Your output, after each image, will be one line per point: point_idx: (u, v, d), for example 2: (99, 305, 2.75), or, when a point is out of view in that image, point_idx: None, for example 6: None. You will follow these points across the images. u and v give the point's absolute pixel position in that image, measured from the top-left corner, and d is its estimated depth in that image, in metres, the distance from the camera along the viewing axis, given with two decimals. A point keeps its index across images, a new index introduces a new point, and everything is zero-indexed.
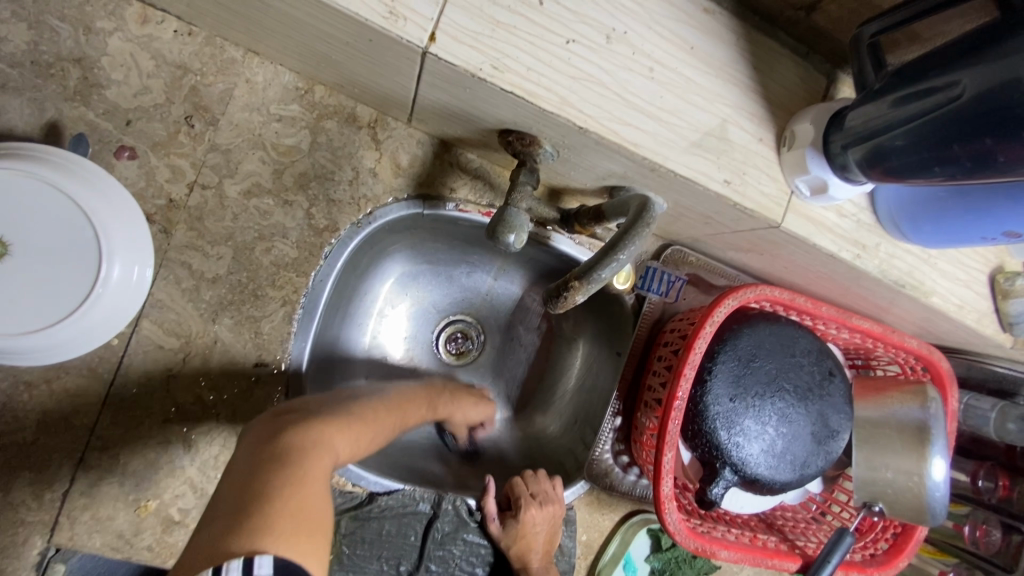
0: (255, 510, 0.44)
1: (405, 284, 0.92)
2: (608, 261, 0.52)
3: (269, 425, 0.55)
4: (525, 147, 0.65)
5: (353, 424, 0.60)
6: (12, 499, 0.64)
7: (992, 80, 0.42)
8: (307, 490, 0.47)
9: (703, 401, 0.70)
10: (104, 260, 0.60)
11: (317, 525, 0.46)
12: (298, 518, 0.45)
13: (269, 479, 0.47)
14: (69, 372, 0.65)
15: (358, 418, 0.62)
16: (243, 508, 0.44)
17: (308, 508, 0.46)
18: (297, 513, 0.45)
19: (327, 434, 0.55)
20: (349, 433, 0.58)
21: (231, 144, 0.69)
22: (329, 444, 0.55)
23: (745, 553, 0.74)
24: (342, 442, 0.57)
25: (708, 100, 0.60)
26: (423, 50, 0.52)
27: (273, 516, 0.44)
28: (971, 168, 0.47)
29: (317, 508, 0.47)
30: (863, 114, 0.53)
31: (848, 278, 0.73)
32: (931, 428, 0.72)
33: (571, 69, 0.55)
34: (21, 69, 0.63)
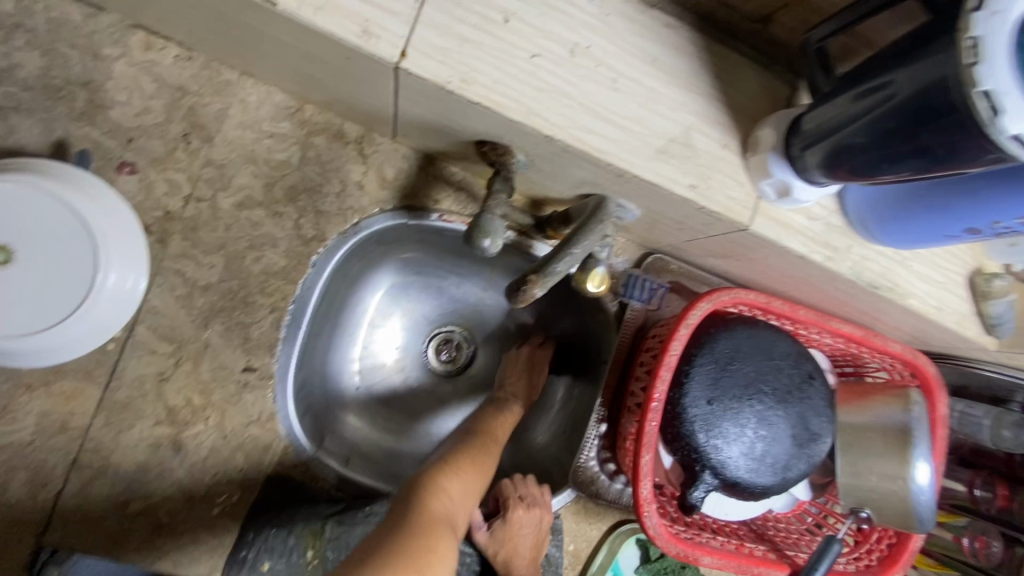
0: (367, 563, 0.52)
1: (394, 295, 0.95)
2: (563, 256, 0.57)
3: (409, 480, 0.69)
4: (499, 157, 0.68)
5: (461, 473, 0.70)
6: (9, 499, 0.66)
7: (936, 75, 0.44)
8: (424, 556, 0.55)
9: (681, 404, 0.70)
10: (100, 268, 0.63)
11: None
12: (410, 574, 0.52)
13: (396, 531, 0.58)
14: (67, 375, 0.68)
15: (460, 473, 0.70)
16: (357, 562, 0.53)
17: (418, 565, 0.54)
18: (404, 561, 0.53)
19: (440, 487, 0.66)
20: (457, 487, 0.68)
21: (225, 159, 0.74)
22: (442, 496, 0.65)
23: (729, 560, 0.73)
24: (454, 490, 0.67)
25: (672, 109, 0.62)
26: (396, 65, 0.55)
27: (389, 568, 0.52)
28: (939, 157, 0.47)
29: (431, 556, 0.56)
30: (820, 117, 0.55)
31: (823, 281, 0.74)
32: (913, 430, 0.71)
33: (537, 81, 0.58)
34: (33, 92, 0.68)
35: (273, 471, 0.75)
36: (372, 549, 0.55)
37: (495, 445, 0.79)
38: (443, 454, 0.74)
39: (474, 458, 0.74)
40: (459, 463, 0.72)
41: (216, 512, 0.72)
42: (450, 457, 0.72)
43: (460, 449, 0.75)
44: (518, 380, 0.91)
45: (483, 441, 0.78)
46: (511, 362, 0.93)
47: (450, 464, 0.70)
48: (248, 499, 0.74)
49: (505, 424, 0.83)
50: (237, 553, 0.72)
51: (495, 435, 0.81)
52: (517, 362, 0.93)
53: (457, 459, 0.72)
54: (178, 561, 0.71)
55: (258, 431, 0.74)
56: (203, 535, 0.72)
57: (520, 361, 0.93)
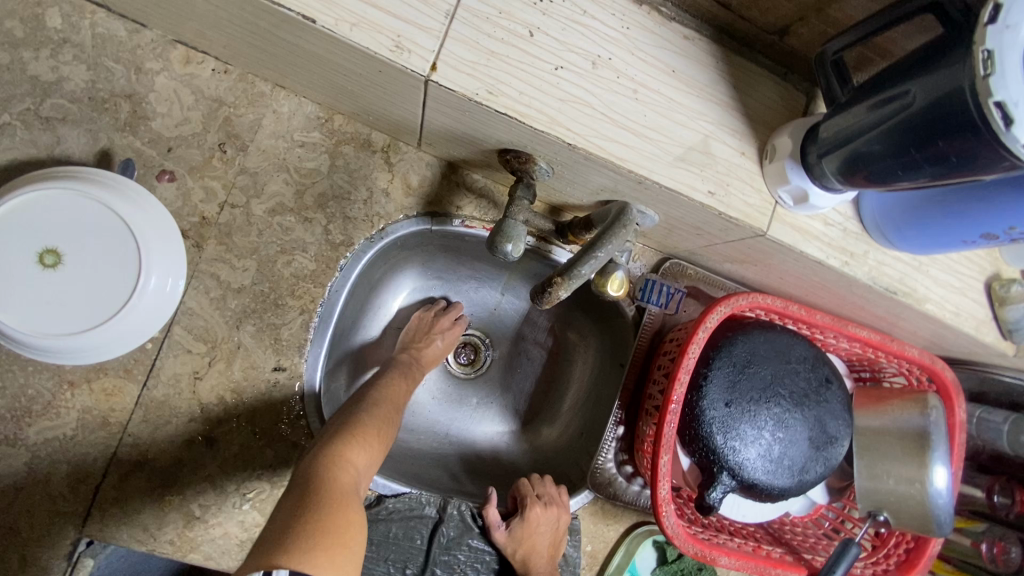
0: (282, 542, 0.50)
1: (415, 298, 0.98)
2: (587, 259, 0.59)
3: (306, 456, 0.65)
4: (521, 165, 0.70)
5: (365, 439, 0.67)
6: (50, 491, 0.69)
7: (948, 86, 0.46)
8: (342, 524, 0.54)
9: (699, 406, 0.72)
10: (142, 271, 0.67)
11: (345, 552, 0.53)
12: (333, 541, 0.52)
13: (303, 508, 0.55)
14: (108, 373, 0.71)
15: (363, 436, 0.67)
16: (272, 543, 0.51)
17: (334, 532, 0.53)
18: (321, 534, 0.52)
19: (342, 458, 0.63)
20: (363, 457, 0.65)
21: (258, 167, 0.77)
22: (348, 467, 0.62)
23: (747, 561, 0.74)
24: (360, 461, 0.64)
25: (691, 118, 0.64)
26: (426, 78, 0.58)
27: (308, 543, 0.51)
28: (956, 164, 0.48)
29: (347, 529, 0.54)
30: (834, 126, 0.57)
31: (840, 286, 0.75)
32: (931, 434, 0.72)
33: (560, 92, 0.61)
34: (81, 105, 0.72)
35: None
36: (283, 526, 0.53)
37: (399, 405, 0.77)
38: (341, 420, 0.69)
39: (375, 419, 0.71)
40: (361, 427, 0.68)
41: (246, 507, 0.75)
42: (350, 426, 0.68)
43: (360, 408, 0.72)
44: (428, 342, 0.90)
45: (381, 402, 0.75)
46: (422, 319, 0.92)
47: (352, 433, 0.66)
48: (277, 494, 0.76)
49: (398, 385, 0.80)
50: None
51: (396, 399, 0.77)
52: (441, 328, 0.92)
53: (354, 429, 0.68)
54: (209, 553, 0.74)
55: (286, 428, 0.77)
56: (232, 528, 0.75)
57: (427, 324, 0.92)
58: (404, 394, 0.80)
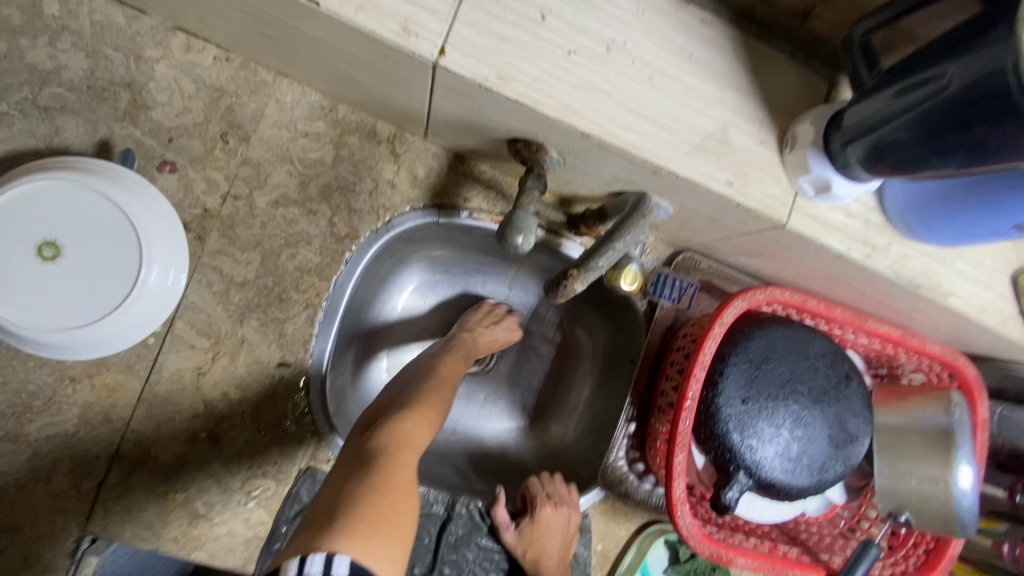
0: (342, 519, 0.49)
1: (422, 292, 0.96)
2: (605, 250, 0.57)
3: (366, 428, 0.64)
4: (532, 154, 0.68)
5: (421, 419, 0.66)
6: (53, 488, 0.68)
7: (984, 70, 0.44)
8: (399, 509, 0.53)
9: (715, 403, 0.69)
10: (143, 265, 0.65)
11: (402, 538, 0.52)
12: (391, 526, 0.51)
13: (363, 484, 0.54)
14: (109, 368, 0.70)
15: (421, 417, 0.66)
16: (330, 518, 0.50)
17: (393, 517, 0.52)
18: (380, 516, 0.51)
19: (405, 436, 0.61)
20: (422, 439, 0.64)
21: (261, 158, 0.75)
22: (409, 449, 0.61)
23: (763, 561, 0.72)
24: (418, 443, 0.63)
25: (708, 105, 0.62)
26: (434, 63, 0.56)
27: (366, 524, 0.49)
28: (989, 152, 0.46)
29: (404, 514, 0.53)
30: (860, 112, 0.55)
31: (860, 280, 0.73)
32: (954, 432, 0.70)
33: (573, 78, 0.58)
34: (79, 94, 0.70)
35: (306, 465, 0.76)
36: (345, 500, 0.52)
37: (452, 387, 0.76)
38: (398, 399, 0.69)
39: (431, 400, 0.70)
40: (420, 407, 0.67)
41: (252, 504, 0.74)
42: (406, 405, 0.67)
43: (415, 389, 0.71)
44: (491, 329, 0.89)
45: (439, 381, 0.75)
46: (487, 308, 0.93)
47: (412, 412, 0.66)
48: (282, 492, 0.75)
49: (453, 365, 0.80)
50: (271, 545, 0.72)
51: (448, 377, 0.77)
52: (504, 319, 0.92)
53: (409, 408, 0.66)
54: (214, 552, 0.72)
55: (292, 425, 0.75)
56: (238, 526, 0.73)
57: (496, 314, 0.92)
58: (458, 374, 0.79)
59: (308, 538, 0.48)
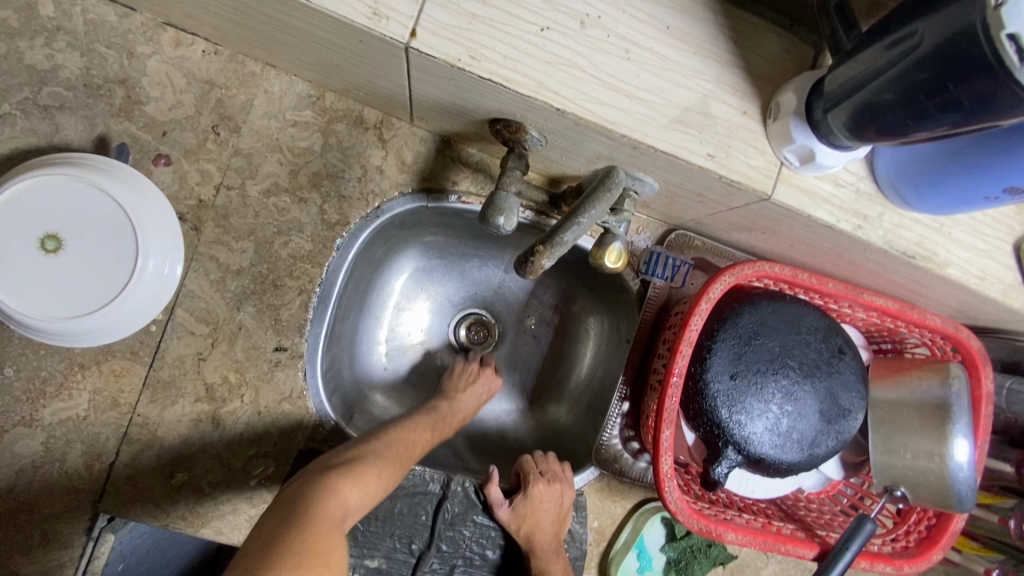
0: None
1: (417, 279, 0.98)
2: (569, 225, 0.57)
3: (303, 476, 0.65)
4: (512, 134, 0.68)
5: (365, 477, 0.66)
6: (67, 469, 0.72)
7: (953, 27, 0.43)
8: (316, 565, 0.54)
9: (702, 378, 0.69)
10: (140, 254, 0.68)
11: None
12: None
13: (284, 539, 0.55)
14: (115, 355, 0.73)
15: (361, 478, 0.66)
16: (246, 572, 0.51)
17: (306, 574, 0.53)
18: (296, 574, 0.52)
19: (337, 494, 0.62)
20: (358, 496, 0.65)
21: (252, 148, 0.77)
22: (339, 504, 0.62)
23: (754, 536, 0.72)
24: (353, 500, 0.64)
25: (688, 77, 0.61)
26: (406, 46, 0.56)
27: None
28: (971, 110, 0.45)
29: (320, 571, 0.54)
30: (838, 77, 0.54)
31: (854, 252, 0.71)
32: (952, 405, 0.68)
33: (547, 54, 0.58)
34: (76, 92, 0.73)
35: (305, 445, 0.78)
36: (265, 550, 0.54)
37: (407, 453, 0.74)
38: (345, 456, 0.68)
39: (377, 460, 0.69)
40: (364, 465, 0.67)
41: (253, 484, 0.77)
42: (348, 460, 0.67)
43: (370, 451, 0.70)
44: (470, 391, 0.90)
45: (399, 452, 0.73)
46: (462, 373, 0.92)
47: (351, 470, 0.66)
48: (283, 472, 0.78)
49: (415, 429, 0.78)
50: None
51: (404, 449, 0.74)
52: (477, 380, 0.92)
53: (359, 463, 0.67)
54: (220, 528, 0.76)
55: (291, 407, 0.78)
56: (242, 505, 0.76)
57: (469, 376, 0.92)
58: (416, 438, 0.78)
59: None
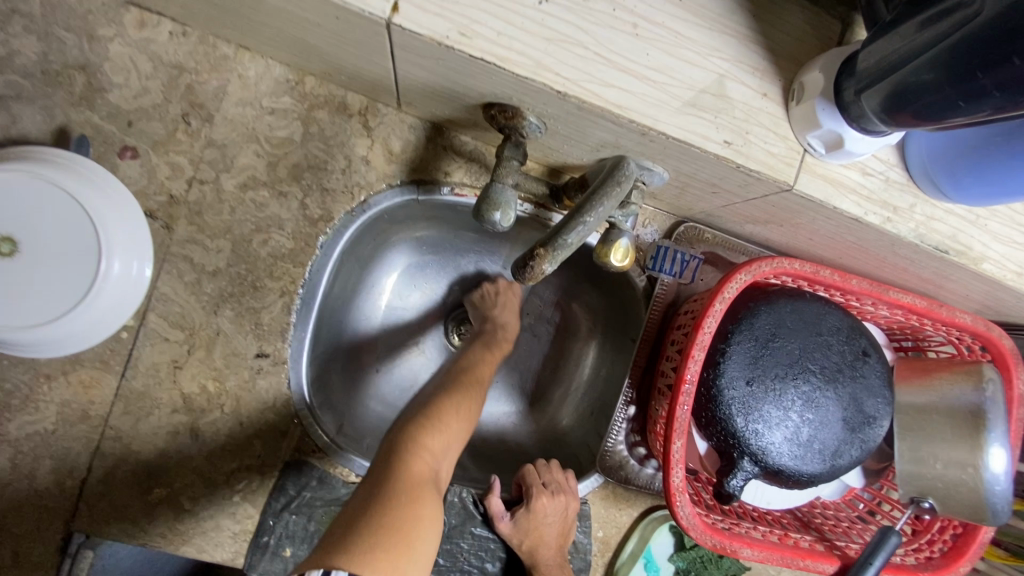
0: (355, 529, 0.53)
1: (410, 276, 0.93)
2: (574, 224, 0.51)
3: (391, 434, 0.67)
4: (508, 120, 0.62)
5: (439, 428, 0.67)
6: (37, 486, 0.67)
7: None
8: (408, 516, 0.55)
9: (716, 385, 0.64)
10: (104, 256, 0.62)
11: (412, 544, 0.53)
12: (399, 533, 0.53)
13: (377, 494, 0.57)
14: (84, 365, 0.68)
15: (439, 425, 0.67)
16: (346, 527, 0.53)
17: (401, 523, 0.54)
18: (392, 523, 0.54)
19: (417, 449, 0.63)
20: (440, 446, 0.66)
21: (226, 139, 0.71)
22: (422, 455, 0.63)
23: (771, 552, 0.67)
24: (436, 448, 0.65)
25: (702, 55, 0.55)
26: (387, 21, 0.50)
27: (378, 530, 0.52)
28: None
29: (415, 520, 0.55)
30: (875, 53, 0.48)
31: (879, 246, 0.66)
32: (987, 412, 0.63)
33: (546, 30, 0.52)
34: (32, 79, 0.67)
35: (292, 457, 0.73)
36: (356, 512, 0.55)
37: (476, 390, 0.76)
38: (421, 407, 0.70)
39: (454, 406, 0.71)
40: (441, 414, 0.69)
41: (237, 498, 0.72)
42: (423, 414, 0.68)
43: (442, 395, 0.72)
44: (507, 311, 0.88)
45: (465, 381, 0.76)
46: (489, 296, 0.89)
47: (428, 421, 0.67)
48: (268, 485, 0.73)
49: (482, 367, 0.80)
50: (259, 539, 0.72)
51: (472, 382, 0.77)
52: (503, 293, 0.89)
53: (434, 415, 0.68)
54: (202, 546, 0.71)
55: (276, 416, 0.73)
56: (225, 521, 0.72)
57: (492, 293, 0.89)
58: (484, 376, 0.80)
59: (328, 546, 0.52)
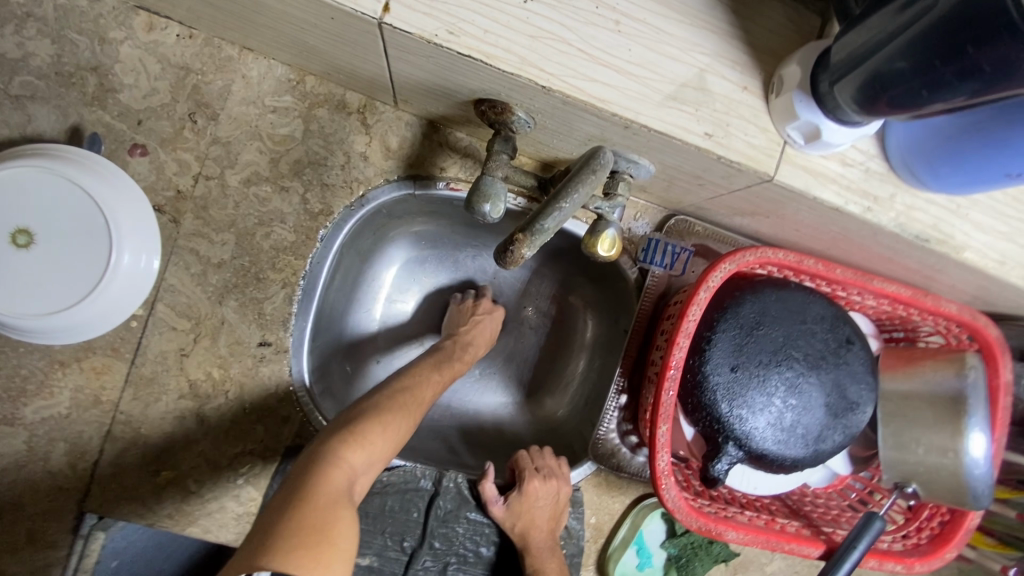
0: (267, 542, 0.50)
1: (409, 271, 0.95)
2: (551, 210, 0.53)
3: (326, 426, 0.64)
4: (498, 115, 0.65)
5: (380, 424, 0.64)
6: (51, 468, 0.70)
7: None
8: (325, 526, 0.52)
9: (701, 371, 0.66)
10: (114, 248, 0.65)
11: (328, 557, 0.51)
12: (321, 533, 0.52)
13: (300, 496, 0.54)
14: (96, 352, 0.71)
15: (367, 431, 0.63)
16: (258, 539, 0.51)
17: (314, 535, 0.51)
18: (302, 537, 0.50)
19: (355, 446, 0.60)
20: (379, 439, 0.63)
21: (231, 136, 0.74)
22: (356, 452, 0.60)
23: (757, 535, 0.69)
24: (374, 441, 0.63)
25: (683, 50, 0.57)
26: (379, 21, 0.53)
27: (287, 546, 0.49)
28: (994, 75, 0.41)
29: (330, 532, 0.52)
30: (846, 46, 0.50)
31: (863, 236, 0.67)
32: (967, 398, 0.64)
33: (531, 28, 0.54)
34: (47, 80, 0.70)
35: (293, 442, 0.76)
36: (279, 510, 0.53)
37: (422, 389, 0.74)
38: (361, 407, 0.66)
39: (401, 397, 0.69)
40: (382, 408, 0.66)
41: (241, 481, 0.75)
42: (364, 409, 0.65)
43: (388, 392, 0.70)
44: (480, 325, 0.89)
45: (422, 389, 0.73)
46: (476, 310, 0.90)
47: (355, 429, 0.62)
48: (271, 469, 0.76)
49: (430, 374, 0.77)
50: None
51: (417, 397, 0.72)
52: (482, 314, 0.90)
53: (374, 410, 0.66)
54: (207, 526, 0.74)
55: (277, 403, 0.76)
56: (229, 503, 0.75)
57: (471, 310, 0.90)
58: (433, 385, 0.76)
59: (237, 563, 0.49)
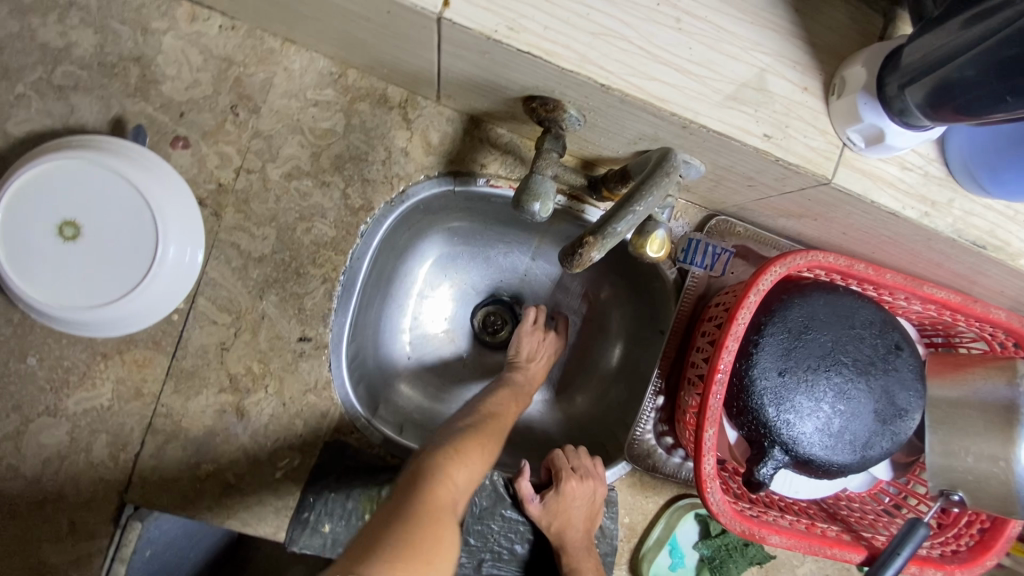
0: (374, 547, 0.49)
1: (441, 266, 0.94)
2: (623, 215, 0.52)
3: (416, 460, 0.65)
4: (548, 112, 0.64)
5: (468, 456, 0.66)
6: (92, 459, 0.71)
7: None
8: (429, 542, 0.51)
9: (749, 375, 0.65)
10: (160, 243, 0.65)
11: (428, 574, 0.49)
12: (420, 550, 0.49)
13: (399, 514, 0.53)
14: (137, 345, 0.71)
15: (465, 458, 0.65)
16: (365, 543, 0.50)
17: (420, 547, 0.50)
18: (408, 548, 0.49)
19: (445, 477, 0.60)
20: (463, 474, 0.63)
21: (272, 129, 0.73)
22: (447, 483, 0.60)
23: (799, 540, 0.68)
24: (461, 476, 0.63)
25: (743, 50, 0.56)
26: (438, 16, 0.52)
27: (393, 554, 0.48)
28: None
29: (432, 549, 0.51)
30: (920, 48, 0.49)
31: (916, 240, 0.66)
32: (1021, 407, 0.64)
33: (591, 25, 0.53)
34: (90, 70, 0.70)
35: (331, 437, 0.76)
36: (379, 527, 0.52)
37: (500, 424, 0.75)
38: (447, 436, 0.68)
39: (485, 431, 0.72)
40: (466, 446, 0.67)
41: (280, 476, 0.75)
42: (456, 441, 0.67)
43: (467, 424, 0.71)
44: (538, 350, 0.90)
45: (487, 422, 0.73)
46: (526, 330, 0.90)
47: (454, 450, 0.65)
48: (309, 464, 0.75)
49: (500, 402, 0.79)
50: (300, 514, 0.74)
51: (501, 421, 0.76)
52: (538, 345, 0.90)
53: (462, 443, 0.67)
54: (246, 520, 0.74)
55: (316, 399, 0.75)
56: (268, 497, 0.75)
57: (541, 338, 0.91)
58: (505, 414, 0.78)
59: (342, 564, 0.48)
